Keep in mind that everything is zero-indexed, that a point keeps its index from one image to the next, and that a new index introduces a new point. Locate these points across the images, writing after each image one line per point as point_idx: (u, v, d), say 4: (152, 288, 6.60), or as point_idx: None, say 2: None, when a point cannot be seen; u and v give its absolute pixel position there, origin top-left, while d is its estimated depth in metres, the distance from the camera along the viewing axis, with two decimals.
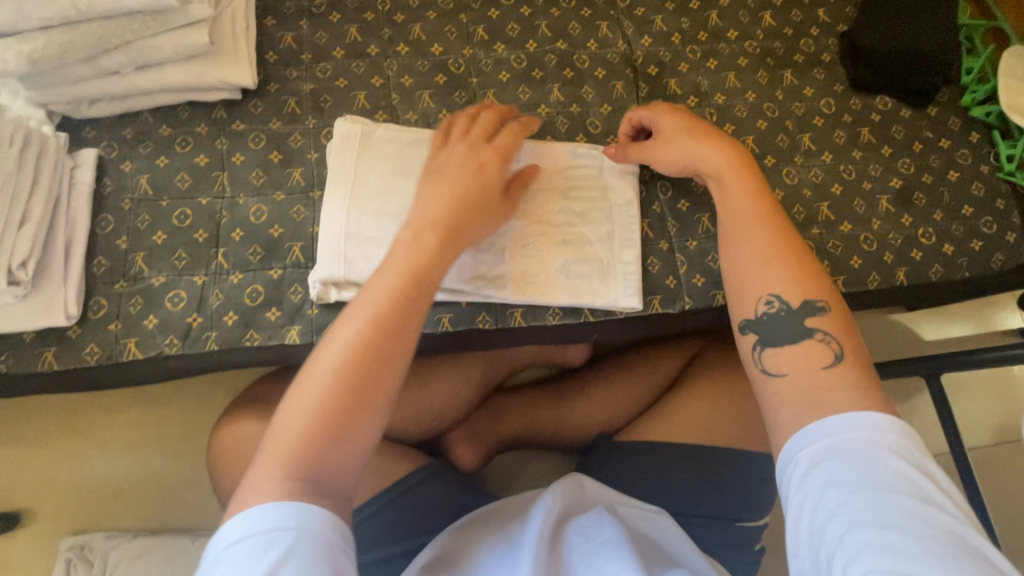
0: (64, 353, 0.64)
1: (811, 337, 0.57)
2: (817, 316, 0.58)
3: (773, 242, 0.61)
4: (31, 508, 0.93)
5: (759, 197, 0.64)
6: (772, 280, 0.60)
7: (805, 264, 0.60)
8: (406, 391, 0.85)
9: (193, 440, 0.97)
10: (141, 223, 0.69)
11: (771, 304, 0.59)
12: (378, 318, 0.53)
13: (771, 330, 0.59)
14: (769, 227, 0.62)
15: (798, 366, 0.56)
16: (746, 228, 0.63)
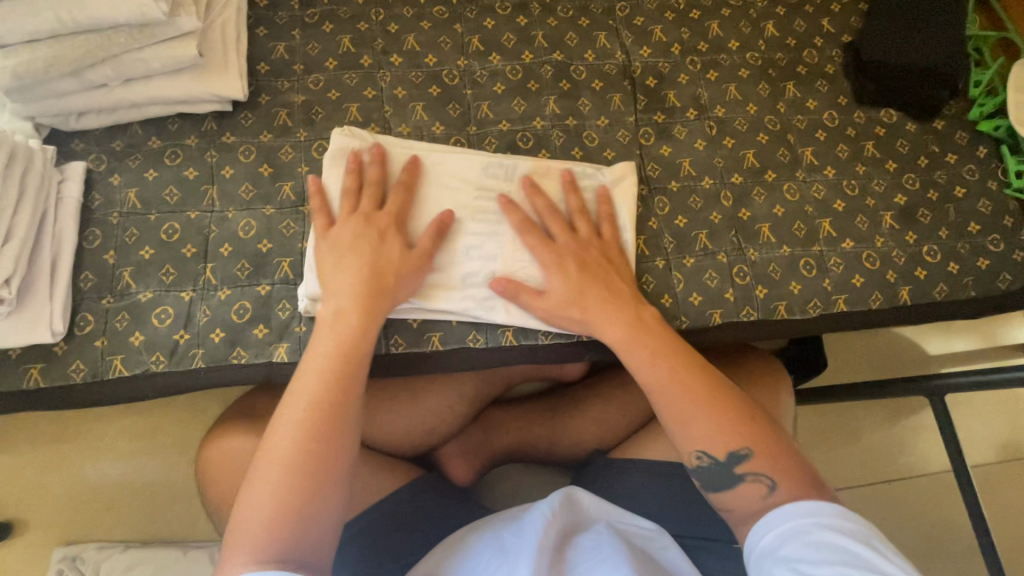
0: (50, 370, 0.63)
1: (742, 481, 0.59)
2: (745, 460, 0.60)
3: (689, 400, 0.61)
4: (23, 518, 0.93)
5: (664, 359, 0.63)
6: (696, 434, 0.61)
7: (725, 412, 0.61)
8: (398, 406, 0.84)
9: (185, 450, 0.97)
10: (129, 237, 0.68)
11: (701, 458, 0.61)
12: (319, 410, 0.56)
13: (713, 478, 0.61)
14: (684, 382, 0.62)
15: (739, 503, 0.60)
16: (665, 387, 0.62)
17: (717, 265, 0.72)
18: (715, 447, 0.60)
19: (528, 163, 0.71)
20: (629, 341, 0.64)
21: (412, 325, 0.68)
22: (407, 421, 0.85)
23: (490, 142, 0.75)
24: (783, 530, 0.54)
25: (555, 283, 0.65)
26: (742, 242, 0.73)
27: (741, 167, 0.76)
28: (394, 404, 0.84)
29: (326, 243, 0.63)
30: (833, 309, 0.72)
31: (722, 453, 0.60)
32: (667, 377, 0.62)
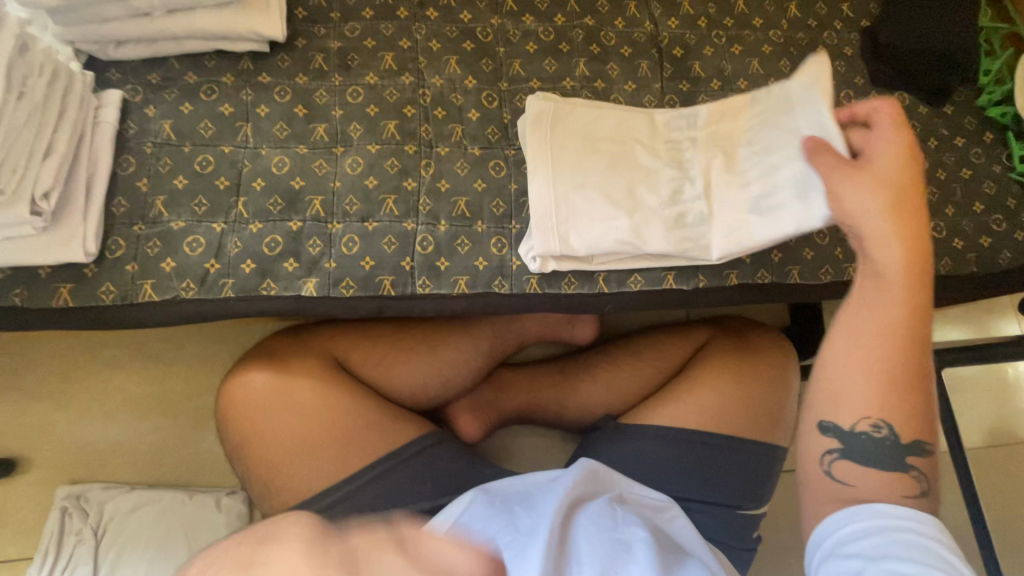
0: (79, 290, 0.64)
1: (905, 471, 0.54)
2: (918, 454, 0.54)
3: (904, 363, 0.53)
4: (27, 456, 0.93)
5: (911, 315, 0.54)
6: (880, 405, 0.53)
7: (919, 382, 0.54)
8: (415, 356, 0.84)
9: (195, 397, 0.97)
10: (163, 167, 0.69)
11: (875, 427, 0.54)
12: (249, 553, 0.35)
13: (858, 447, 0.54)
14: (909, 344, 0.53)
15: (868, 482, 0.54)
16: (877, 332, 0.54)
17: None
18: (878, 414, 0.53)
19: (583, 115, 0.72)
20: (893, 283, 0.54)
21: (439, 267, 0.69)
22: (423, 373, 0.85)
23: (521, 99, 0.77)
24: (842, 536, 0.51)
25: (888, 174, 0.55)
26: None
27: None
28: (412, 356, 0.85)
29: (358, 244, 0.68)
30: (843, 276, 0.75)
31: (897, 427, 0.53)
32: (888, 337, 0.53)
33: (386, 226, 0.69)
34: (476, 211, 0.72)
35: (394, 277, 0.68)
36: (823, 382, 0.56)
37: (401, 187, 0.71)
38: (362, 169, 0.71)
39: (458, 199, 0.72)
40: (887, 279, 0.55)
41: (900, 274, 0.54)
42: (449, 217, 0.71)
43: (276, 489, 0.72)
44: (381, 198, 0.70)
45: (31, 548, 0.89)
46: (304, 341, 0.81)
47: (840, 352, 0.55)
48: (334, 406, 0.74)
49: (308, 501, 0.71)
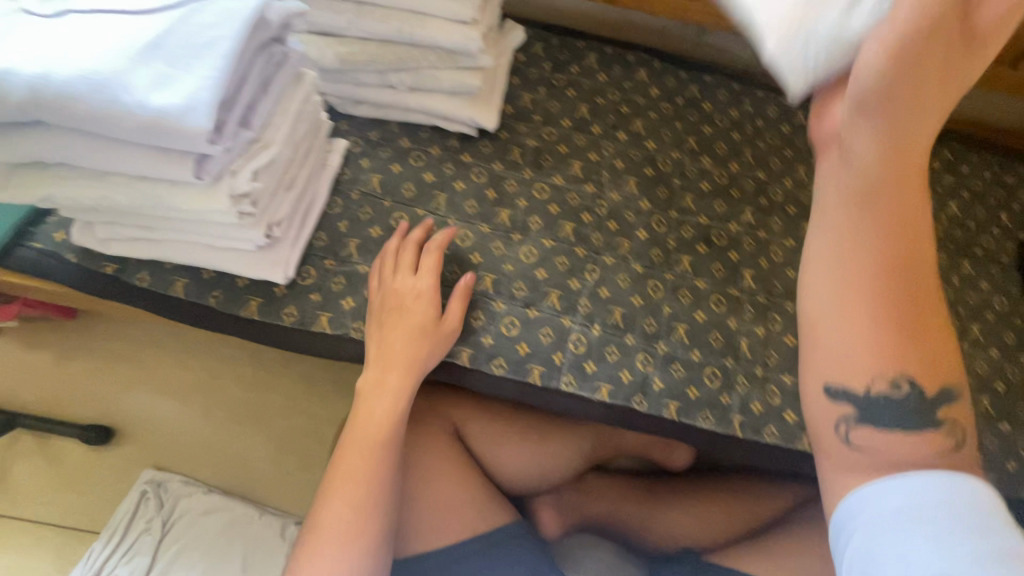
0: (267, 306, 0.69)
1: (938, 428, 0.49)
2: (951, 404, 0.49)
3: (902, 305, 0.48)
4: (124, 430, 0.96)
5: (900, 231, 0.47)
6: (906, 359, 0.48)
7: (930, 336, 0.49)
8: (523, 442, 0.88)
9: (288, 416, 0.99)
10: (363, 214, 0.76)
11: (895, 386, 0.49)
12: (403, 370, 0.66)
13: (872, 410, 0.50)
14: (906, 268, 0.48)
15: (892, 453, 0.49)
16: (901, 274, 0.48)
17: None
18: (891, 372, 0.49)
19: None
20: (876, 182, 0.47)
21: (587, 370, 0.72)
22: (519, 459, 0.87)
23: (686, 229, 0.82)
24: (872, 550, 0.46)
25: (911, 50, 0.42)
26: None
27: None
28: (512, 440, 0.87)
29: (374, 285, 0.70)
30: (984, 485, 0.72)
31: (928, 384, 0.49)
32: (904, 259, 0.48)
33: (546, 318, 0.73)
34: (629, 323, 0.75)
35: (542, 369, 0.71)
36: (823, 281, 0.50)
37: (566, 285, 0.75)
38: (534, 260, 0.76)
39: (614, 308, 0.75)
40: (863, 169, 0.47)
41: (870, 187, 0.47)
42: (603, 323, 0.74)
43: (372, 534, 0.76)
44: (547, 290, 0.75)
45: (100, 523, 0.90)
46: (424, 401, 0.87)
47: (828, 246, 0.49)
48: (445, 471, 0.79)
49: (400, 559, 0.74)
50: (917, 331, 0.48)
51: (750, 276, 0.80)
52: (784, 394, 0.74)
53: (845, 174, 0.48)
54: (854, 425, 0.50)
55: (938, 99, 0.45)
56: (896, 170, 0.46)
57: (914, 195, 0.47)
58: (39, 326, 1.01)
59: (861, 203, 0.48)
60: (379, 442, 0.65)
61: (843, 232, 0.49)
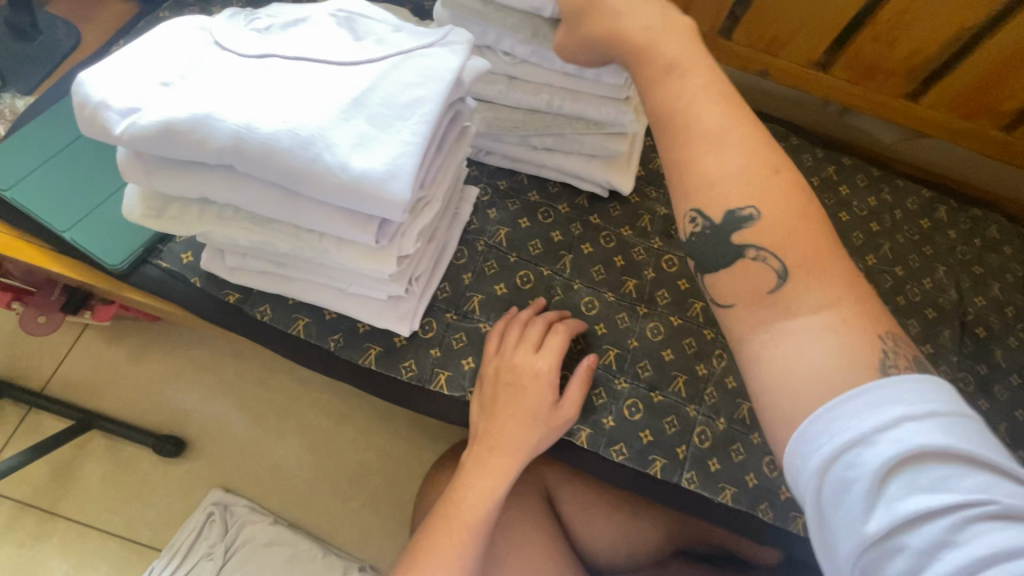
0: (386, 356, 0.66)
1: (744, 257, 0.45)
2: (751, 227, 0.44)
3: (711, 158, 0.45)
4: (196, 444, 0.94)
5: (699, 102, 0.47)
6: (719, 194, 0.45)
7: (784, 196, 0.44)
8: (614, 520, 0.83)
9: (360, 451, 0.96)
10: (488, 268, 0.73)
11: (697, 219, 0.46)
12: (510, 453, 0.63)
13: (707, 257, 0.47)
14: (737, 142, 0.45)
15: (745, 299, 0.44)
16: (713, 191, 0.45)
17: None
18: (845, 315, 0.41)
19: None
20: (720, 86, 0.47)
21: (710, 468, 0.67)
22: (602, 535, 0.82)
23: None
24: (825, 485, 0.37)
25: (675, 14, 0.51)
26: None
27: None
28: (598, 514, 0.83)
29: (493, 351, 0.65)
30: None
31: (783, 256, 0.43)
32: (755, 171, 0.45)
33: (671, 404, 0.68)
34: (756, 421, 0.70)
35: (664, 461, 0.66)
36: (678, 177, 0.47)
37: (693, 370, 0.71)
38: (661, 339, 0.72)
39: (742, 401, 0.70)
40: (704, 129, 0.46)
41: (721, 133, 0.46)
42: (729, 417, 0.69)
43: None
44: (673, 373, 0.70)
45: (163, 540, 0.88)
46: None
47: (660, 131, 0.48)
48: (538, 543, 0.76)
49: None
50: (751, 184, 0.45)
51: None
52: None
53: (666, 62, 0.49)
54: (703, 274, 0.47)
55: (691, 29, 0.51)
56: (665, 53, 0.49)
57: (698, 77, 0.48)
58: (123, 324, 0.99)
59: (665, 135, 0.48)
60: (471, 523, 0.62)
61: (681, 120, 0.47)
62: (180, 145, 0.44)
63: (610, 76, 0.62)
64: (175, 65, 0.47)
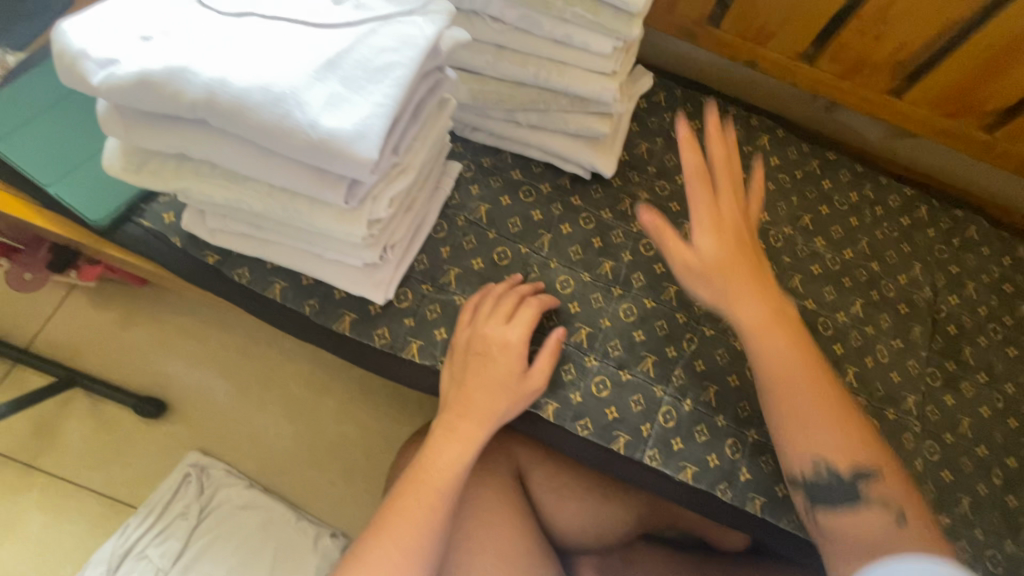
0: (360, 323, 0.67)
1: (854, 489, 0.57)
2: (871, 480, 0.57)
3: (821, 409, 0.58)
4: (177, 407, 0.95)
5: (772, 327, 0.60)
6: (828, 441, 0.57)
7: (851, 425, 0.58)
8: (582, 499, 0.84)
9: (339, 423, 0.97)
10: (467, 243, 0.74)
11: (819, 470, 0.57)
12: (478, 420, 0.64)
13: (831, 492, 0.57)
14: (812, 373, 0.59)
15: (851, 531, 0.56)
16: (812, 434, 0.57)
17: (972, 536, 0.69)
18: (913, 524, 0.55)
19: None
20: (725, 257, 0.62)
21: (673, 447, 0.68)
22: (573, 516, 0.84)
23: None
24: None
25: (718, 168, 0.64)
26: (1004, 527, 0.70)
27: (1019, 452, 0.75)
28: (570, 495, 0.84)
29: (466, 326, 0.66)
30: None
31: (838, 461, 0.57)
32: (807, 373, 0.59)
33: (638, 383, 0.70)
34: (722, 404, 0.71)
35: (628, 437, 0.67)
36: (803, 408, 0.57)
37: (663, 352, 0.72)
38: (633, 320, 0.73)
39: (709, 385, 0.72)
40: (770, 372, 0.59)
41: (767, 329, 0.60)
42: (696, 399, 0.71)
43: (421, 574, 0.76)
44: (643, 353, 0.71)
45: (138, 497, 0.89)
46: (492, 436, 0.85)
47: (767, 370, 0.59)
48: (504, 517, 0.77)
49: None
50: (836, 412, 0.58)
51: (853, 373, 0.76)
52: None
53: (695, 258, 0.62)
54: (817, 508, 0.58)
55: (710, 215, 0.63)
56: (712, 253, 0.62)
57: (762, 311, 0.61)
58: (111, 286, 1.01)
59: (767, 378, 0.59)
60: (438, 486, 0.63)
61: (773, 363, 0.59)
62: (156, 98, 0.45)
63: (598, 43, 0.63)
64: (154, 20, 0.48)
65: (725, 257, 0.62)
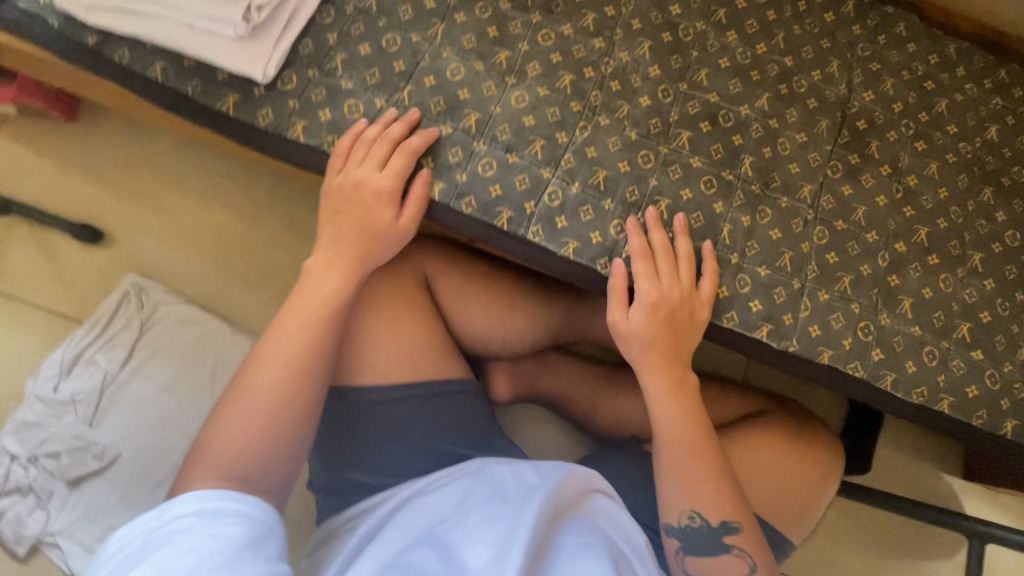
0: (244, 104, 0.68)
1: (710, 522, 0.68)
2: (731, 532, 0.68)
3: (703, 455, 0.70)
4: (112, 236, 0.99)
5: (676, 402, 0.71)
6: (692, 495, 0.68)
7: (713, 465, 0.70)
8: (493, 306, 0.87)
9: (271, 251, 1.01)
10: (354, 29, 0.72)
11: (691, 518, 0.68)
12: (352, 258, 0.67)
13: (691, 540, 0.69)
14: (695, 428, 0.71)
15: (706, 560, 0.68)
16: (672, 429, 0.70)
17: (847, 311, 0.72)
18: (743, 530, 0.68)
19: None
20: (655, 346, 0.70)
21: (556, 225, 0.70)
22: (492, 323, 0.87)
23: (693, 105, 0.76)
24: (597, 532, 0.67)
25: (659, 318, 0.69)
26: (880, 303, 0.73)
27: (909, 239, 0.76)
28: (487, 303, 0.87)
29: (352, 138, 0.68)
30: (934, 405, 0.72)
31: (714, 491, 0.69)
32: (677, 401, 0.71)
33: (525, 166, 0.71)
34: (610, 188, 0.72)
35: (512, 215, 0.69)
36: (671, 445, 0.70)
37: (553, 138, 0.72)
38: (524, 107, 0.73)
39: (598, 170, 0.72)
40: (665, 415, 0.71)
41: (646, 340, 0.70)
42: (583, 182, 0.72)
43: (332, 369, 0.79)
44: (531, 138, 0.72)
45: (84, 314, 0.96)
46: (409, 249, 0.87)
47: (654, 405, 0.71)
48: (412, 322, 0.80)
49: (354, 397, 0.77)
50: (705, 462, 0.70)
51: (749, 163, 0.75)
52: (754, 284, 0.72)
53: (636, 348, 0.71)
54: (683, 552, 0.69)
55: (671, 282, 0.69)
56: (635, 346, 0.71)
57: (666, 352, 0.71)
58: (38, 124, 1.01)
59: (681, 418, 0.71)
60: (321, 318, 0.65)
61: (659, 403, 0.71)
62: None
63: None
64: None
65: (651, 335, 0.70)
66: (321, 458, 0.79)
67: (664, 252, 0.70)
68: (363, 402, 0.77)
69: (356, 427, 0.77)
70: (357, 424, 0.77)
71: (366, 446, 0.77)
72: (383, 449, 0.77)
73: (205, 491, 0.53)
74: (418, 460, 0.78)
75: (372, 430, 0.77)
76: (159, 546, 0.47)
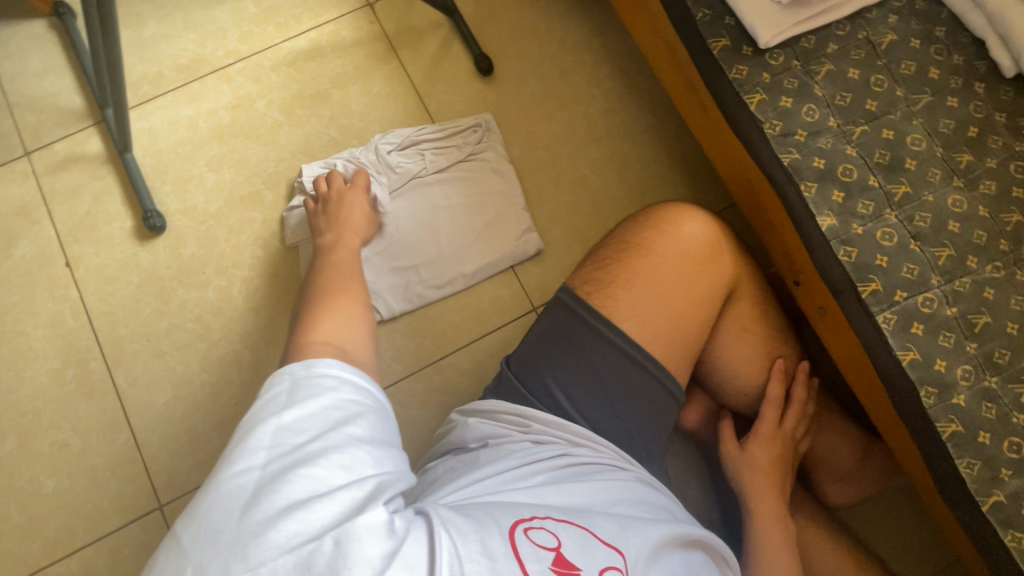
0: (728, 52, 0.74)
1: None
2: None
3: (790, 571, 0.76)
4: (494, 79, 1.13)
5: (777, 521, 0.78)
6: None
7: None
8: (759, 353, 0.84)
9: (590, 171, 1.09)
10: (854, 53, 0.74)
11: None
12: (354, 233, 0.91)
13: None
14: (788, 545, 0.77)
15: None
16: (772, 542, 0.77)
17: None
18: None
19: None
20: (763, 465, 0.81)
21: (912, 328, 0.67)
22: (750, 366, 0.84)
23: None
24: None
25: (773, 444, 0.81)
26: None
27: None
28: (760, 347, 0.84)
29: (333, 197, 0.94)
30: None
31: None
32: (778, 518, 0.79)
33: (920, 259, 0.68)
34: (986, 336, 0.66)
35: (879, 290, 0.68)
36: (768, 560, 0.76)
37: (964, 256, 0.68)
38: (957, 212, 0.69)
39: (986, 313, 0.67)
40: (767, 532, 0.78)
41: (760, 465, 0.81)
42: (963, 312, 0.67)
43: (603, 289, 0.79)
44: (943, 242, 0.68)
45: (437, 118, 1.11)
46: (734, 251, 0.84)
47: (757, 515, 0.79)
48: (696, 311, 0.79)
49: (608, 328, 0.76)
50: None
51: None
52: None
53: (747, 467, 0.81)
54: None
55: (788, 417, 0.83)
56: (753, 462, 0.81)
57: (774, 474, 0.81)
58: None
59: (776, 539, 0.77)
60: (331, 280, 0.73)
61: (760, 518, 0.78)
62: None
63: None
64: None
65: (765, 461, 0.81)
66: (530, 344, 0.79)
67: (795, 402, 0.84)
68: (611, 338, 0.75)
69: (588, 352, 0.75)
70: (591, 350, 0.75)
71: (576, 369, 0.75)
72: (582, 383, 0.74)
73: (336, 363, 0.49)
74: (600, 416, 0.73)
75: (597, 366, 0.75)
76: (313, 396, 0.45)
